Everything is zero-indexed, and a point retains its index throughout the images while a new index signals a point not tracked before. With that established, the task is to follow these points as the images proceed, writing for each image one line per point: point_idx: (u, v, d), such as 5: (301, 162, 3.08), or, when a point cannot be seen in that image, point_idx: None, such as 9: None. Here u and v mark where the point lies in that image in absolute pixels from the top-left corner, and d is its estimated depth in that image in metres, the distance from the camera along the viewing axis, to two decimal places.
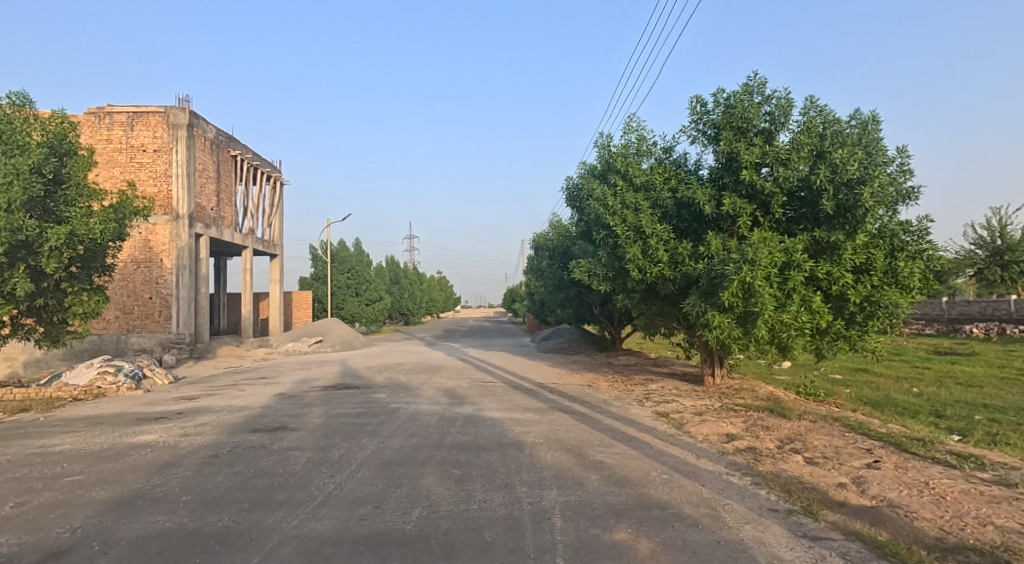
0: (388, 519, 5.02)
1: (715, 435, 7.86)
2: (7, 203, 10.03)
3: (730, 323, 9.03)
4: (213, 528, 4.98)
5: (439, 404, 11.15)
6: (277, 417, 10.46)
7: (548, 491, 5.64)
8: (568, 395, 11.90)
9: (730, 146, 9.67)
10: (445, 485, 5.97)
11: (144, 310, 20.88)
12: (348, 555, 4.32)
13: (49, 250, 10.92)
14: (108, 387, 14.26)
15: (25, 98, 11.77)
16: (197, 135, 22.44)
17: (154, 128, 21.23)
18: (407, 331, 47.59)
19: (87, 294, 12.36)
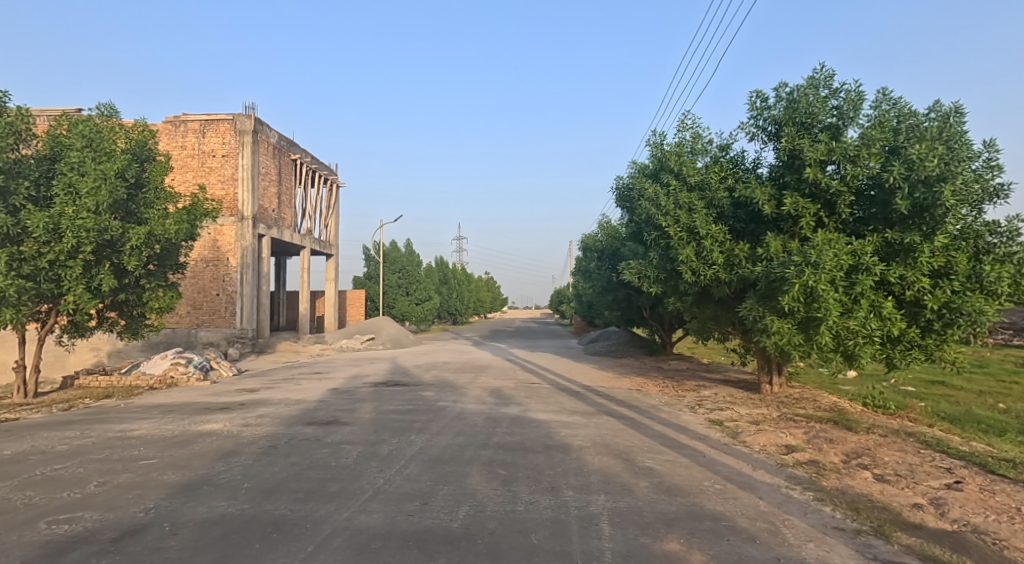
0: (435, 516, 5.25)
1: (773, 445, 7.79)
2: (95, 205, 10.92)
3: (790, 330, 8.91)
4: (271, 516, 5.34)
5: (486, 403, 11.39)
6: (331, 411, 10.94)
7: (595, 496, 5.77)
8: (616, 399, 11.94)
9: (792, 142, 9.54)
10: (491, 484, 6.18)
11: (212, 306, 22.05)
12: (397, 550, 4.57)
13: (130, 248, 11.81)
14: (180, 377, 15.16)
15: (112, 109, 12.71)
16: (261, 141, 23.51)
17: (223, 135, 22.41)
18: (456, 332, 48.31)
19: (163, 290, 13.25)
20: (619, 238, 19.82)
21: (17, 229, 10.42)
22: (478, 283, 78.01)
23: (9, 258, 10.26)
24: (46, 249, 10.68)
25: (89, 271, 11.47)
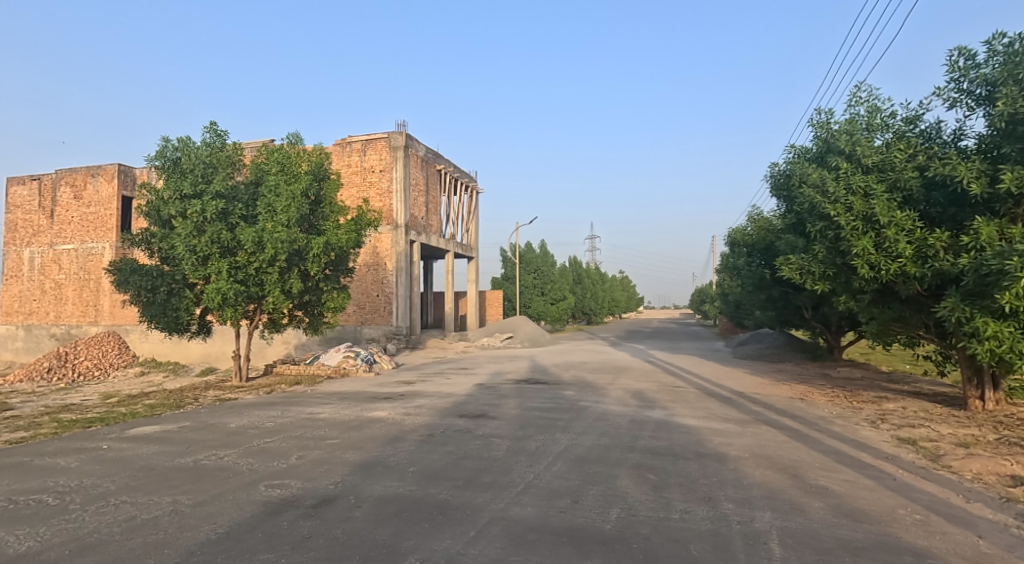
0: (587, 516, 5.80)
1: (991, 475, 7.44)
2: (287, 220, 12.96)
3: (1012, 332, 8.42)
4: (435, 499, 6.29)
5: (629, 405, 11.89)
6: (479, 404, 12.17)
7: (760, 512, 6.00)
8: (776, 408, 11.88)
9: (1015, 104, 8.67)
10: (642, 489, 6.74)
11: (373, 305, 24.64)
12: (552, 544, 5.04)
13: (313, 256, 13.81)
14: (351, 367, 17.29)
15: (297, 137, 14.93)
16: (411, 155, 25.81)
17: (380, 152, 24.97)
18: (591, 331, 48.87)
19: (337, 291, 15.20)
20: (772, 231, 19.09)
21: (232, 242, 12.66)
22: (612, 283, 77.90)
23: (228, 266, 12.58)
24: (253, 258, 12.83)
25: (283, 276, 13.63)
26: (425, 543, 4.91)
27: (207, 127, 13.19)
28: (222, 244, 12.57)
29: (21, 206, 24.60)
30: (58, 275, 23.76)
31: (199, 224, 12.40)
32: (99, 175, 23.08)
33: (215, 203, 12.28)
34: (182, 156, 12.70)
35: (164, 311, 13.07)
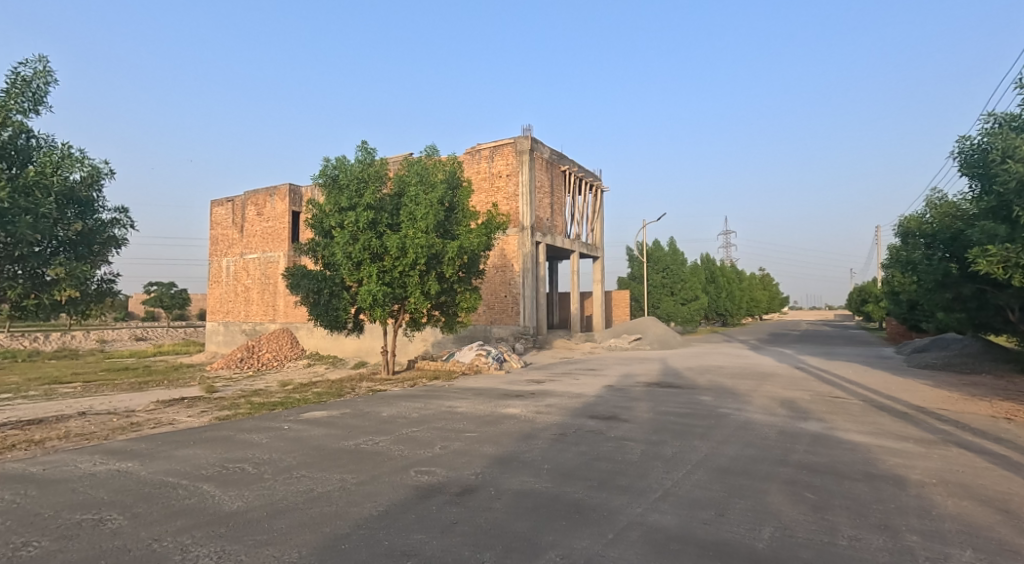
0: (735, 531, 5.26)
1: None
2: (425, 227, 13.88)
3: None
4: (571, 498, 5.97)
5: (777, 415, 11.49)
6: (609, 406, 12.35)
7: (953, 549, 5.03)
8: (968, 428, 10.76)
9: None
10: (799, 508, 5.94)
11: (502, 305, 25.60)
12: (696, 555, 4.72)
13: (449, 259, 14.56)
14: (483, 365, 18.20)
15: (433, 149, 15.95)
16: (536, 157, 26.46)
17: (506, 158, 25.88)
18: (727, 333, 46.83)
19: (469, 292, 15.94)
20: (961, 217, 15.25)
21: (380, 249, 13.96)
22: (751, 281, 73.89)
23: (377, 270, 13.87)
24: (397, 263, 13.98)
25: (422, 278, 14.53)
26: (564, 541, 4.84)
27: (359, 146, 14.69)
28: (373, 251, 13.93)
29: (221, 223, 28.90)
30: (246, 280, 27.46)
31: (354, 233, 13.80)
32: (275, 194, 26.24)
33: (367, 214, 13.65)
34: (338, 174, 14.26)
35: (326, 311, 14.75)
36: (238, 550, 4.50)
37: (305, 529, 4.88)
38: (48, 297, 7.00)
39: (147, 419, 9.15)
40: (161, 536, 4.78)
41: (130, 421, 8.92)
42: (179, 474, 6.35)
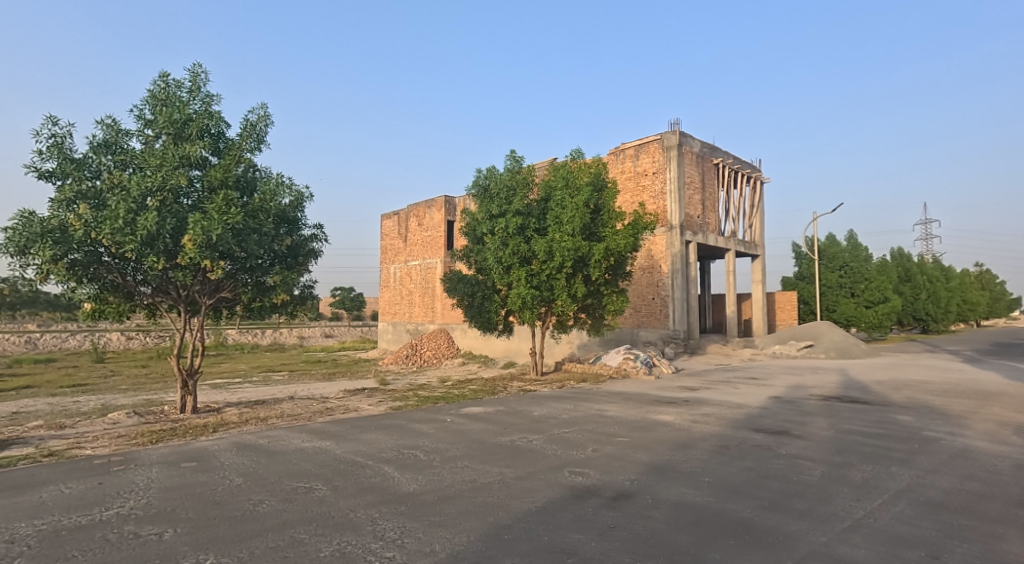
0: None
1: None
2: (571, 230, 13.99)
3: None
4: (738, 515, 5.36)
5: (1015, 439, 9.46)
6: (778, 420, 11.18)
7: None
8: None
9: None
10: None
11: (649, 308, 25.17)
12: None
13: (595, 262, 14.42)
14: (631, 369, 17.79)
15: (578, 152, 15.70)
16: (686, 152, 25.57)
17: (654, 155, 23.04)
18: (933, 341, 40.79)
19: (616, 294, 15.44)
20: None
21: (528, 252, 14.31)
22: (963, 279, 63.68)
23: (524, 274, 14.20)
24: (545, 266, 14.22)
25: (569, 281, 14.62)
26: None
27: (508, 155, 15.42)
28: (521, 255, 14.31)
29: (389, 234, 31.77)
30: (410, 285, 29.91)
31: (504, 238, 14.32)
32: (433, 205, 28.29)
33: (516, 219, 14.15)
34: (489, 182, 15.11)
35: (479, 312, 15.63)
36: (417, 528, 5.13)
37: (472, 517, 5.35)
38: (268, 296, 9.87)
39: (339, 404, 10.56)
40: (355, 507, 5.59)
41: (325, 406, 10.30)
42: (366, 454, 7.31)
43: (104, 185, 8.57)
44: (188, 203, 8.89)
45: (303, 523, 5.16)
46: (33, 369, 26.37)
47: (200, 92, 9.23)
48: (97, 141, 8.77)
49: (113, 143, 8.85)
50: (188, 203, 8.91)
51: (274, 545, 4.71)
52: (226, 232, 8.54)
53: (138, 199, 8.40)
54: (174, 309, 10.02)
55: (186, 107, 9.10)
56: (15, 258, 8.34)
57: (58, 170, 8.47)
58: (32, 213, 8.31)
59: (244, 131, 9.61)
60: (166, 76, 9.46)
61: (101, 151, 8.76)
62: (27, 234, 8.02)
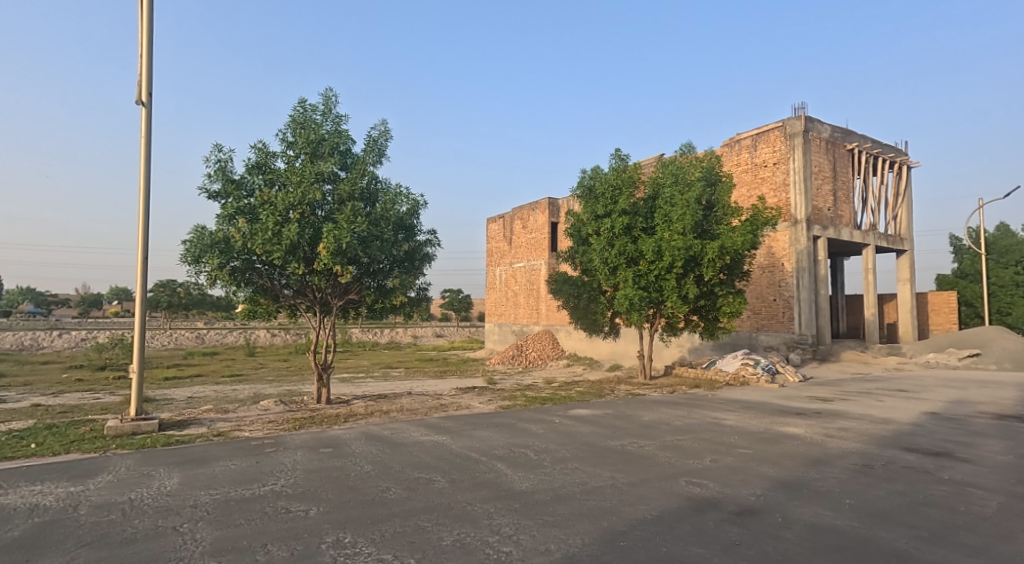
0: None
1: None
2: (683, 228, 13.24)
3: None
4: (888, 546, 4.62)
5: None
6: (933, 440, 8.03)
7: None
8: None
9: None
10: None
11: None
12: None
13: (708, 261, 13.44)
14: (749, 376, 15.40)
15: (689, 147, 15.19)
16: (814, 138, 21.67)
17: (774, 144, 18.39)
18: None
19: (733, 296, 14.09)
20: None
21: (635, 252, 13.89)
22: None
23: (632, 275, 13.79)
24: (653, 266, 13.62)
25: (679, 282, 13.74)
26: None
27: (613, 155, 15.29)
28: (628, 256, 13.96)
29: (495, 237, 32.45)
30: (515, 286, 30.38)
31: (611, 238, 14.16)
32: (537, 208, 28.57)
33: (621, 218, 13.89)
34: (594, 182, 15.02)
35: (586, 314, 15.72)
36: (532, 526, 5.23)
37: (585, 520, 5.39)
38: (389, 298, 10.53)
39: (452, 401, 10.98)
40: (472, 501, 5.80)
41: (440, 403, 10.77)
42: (480, 450, 7.57)
43: (257, 201, 9.51)
44: (322, 214, 9.68)
45: (426, 512, 5.46)
46: (194, 361, 29.98)
47: (331, 114, 10.03)
48: (251, 163, 9.74)
49: (263, 164, 9.80)
50: (322, 214, 9.69)
51: (401, 531, 5.03)
52: (353, 240, 9.29)
53: (283, 212, 9.31)
54: (311, 310, 10.92)
55: (320, 128, 9.95)
56: (190, 266, 9.55)
57: (221, 190, 9.52)
58: (203, 227, 9.50)
59: (367, 146, 10.29)
60: (303, 101, 10.36)
61: (254, 172, 9.74)
62: (201, 245, 9.20)
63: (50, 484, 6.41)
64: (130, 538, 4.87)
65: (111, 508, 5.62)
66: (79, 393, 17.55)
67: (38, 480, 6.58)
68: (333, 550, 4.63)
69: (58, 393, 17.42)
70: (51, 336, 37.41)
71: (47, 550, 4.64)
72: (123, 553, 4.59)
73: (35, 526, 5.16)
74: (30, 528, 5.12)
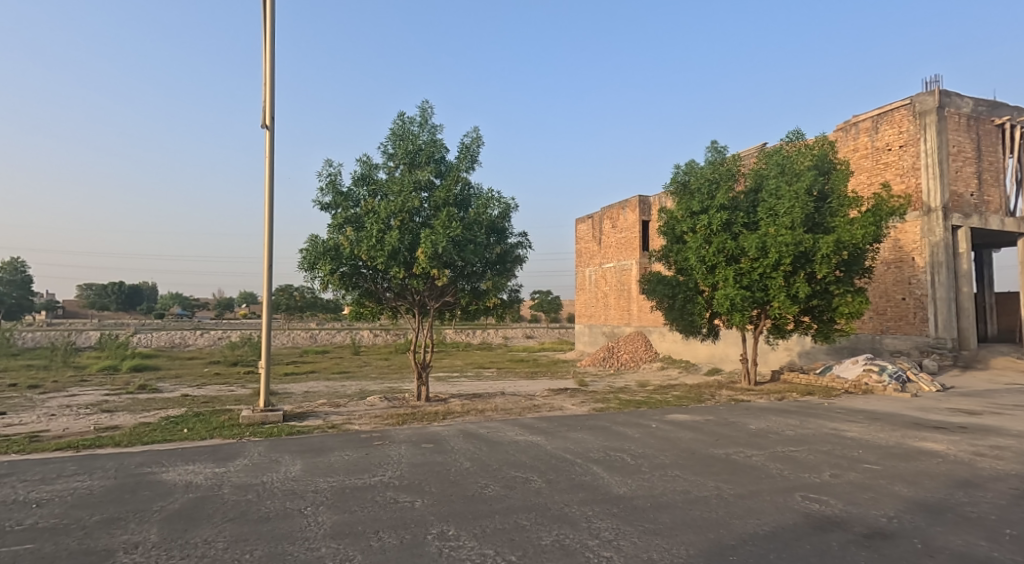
0: None
1: None
2: (791, 222, 12.37)
3: None
4: None
5: None
6: None
7: None
8: None
9: None
10: None
11: (897, 312, 16.65)
12: None
13: (821, 257, 12.41)
14: (875, 385, 13.33)
15: (798, 133, 14.15)
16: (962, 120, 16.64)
17: (899, 124, 16.84)
18: None
19: (852, 295, 12.98)
20: None
21: (737, 250, 13.09)
22: None
23: (733, 273, 13.05)
24: (757, 264, 12.79)
25: (788, 280, 12.85)
26: None
27: (709, 147, 14.57)
28: (728, 253, 13.18)
29: (583, 238, 32.11)
30: (605, 287, 29.87)
31: (709, 236, 13.46)
32: (627, 206, 27.94)
33: (720, 214, 13.13)
34: (690, 177, 14.39)
35: (682, 314, 15.01)
36: (633, 532, 4.98)
37: (691, 530, 5.08)
38: (483, 299, 10.57)
39: (545, 402, 10.85)
40: (569, 503, 5.63)
41: (534, 403, 10.67)
42: (575, 452, 7.38)
43: (363, 210, 9.83)
44: (420, 221, 9.86)
45: (525, 510, 5.34)
46: (310, 357, 32.04)
47: (427, 124, 10.22)
48: (356, 175, 10.11)
49: (368, 175, 10.14)
50: (420, 220, 9.85)
51: (501, 527, 4.95)
52: (449, 245, 9.39)
53: (385, 220, 9.58)
54: (410, 312, 11.19)
55: (417, 139, 10.17)
56: (306, 271, 10.07)
57: (331, 202, 9.96)
58: (315, 237, 9.96)
59: (461, 153, 10.39)
60: (401, 114, 10.64)
61: (359, 184, 10.10)
62: (314, 253, 9.66)
63: (200, 465, 6.94)
64: (265, 516, 5.13)
65: (248, 488, 5.97)
66: (215, 385, 19.25)
67: (189, 460, 7.15)
68: (438, 542, 4.62)
69: (198, 385, 19.20)
70: (195, 336, 41.07)
71: (200, 523, 5.00)
72: (260, 529, 4.84)
73: (190, 500, 5.59)
74: (186, 502, 5.55)
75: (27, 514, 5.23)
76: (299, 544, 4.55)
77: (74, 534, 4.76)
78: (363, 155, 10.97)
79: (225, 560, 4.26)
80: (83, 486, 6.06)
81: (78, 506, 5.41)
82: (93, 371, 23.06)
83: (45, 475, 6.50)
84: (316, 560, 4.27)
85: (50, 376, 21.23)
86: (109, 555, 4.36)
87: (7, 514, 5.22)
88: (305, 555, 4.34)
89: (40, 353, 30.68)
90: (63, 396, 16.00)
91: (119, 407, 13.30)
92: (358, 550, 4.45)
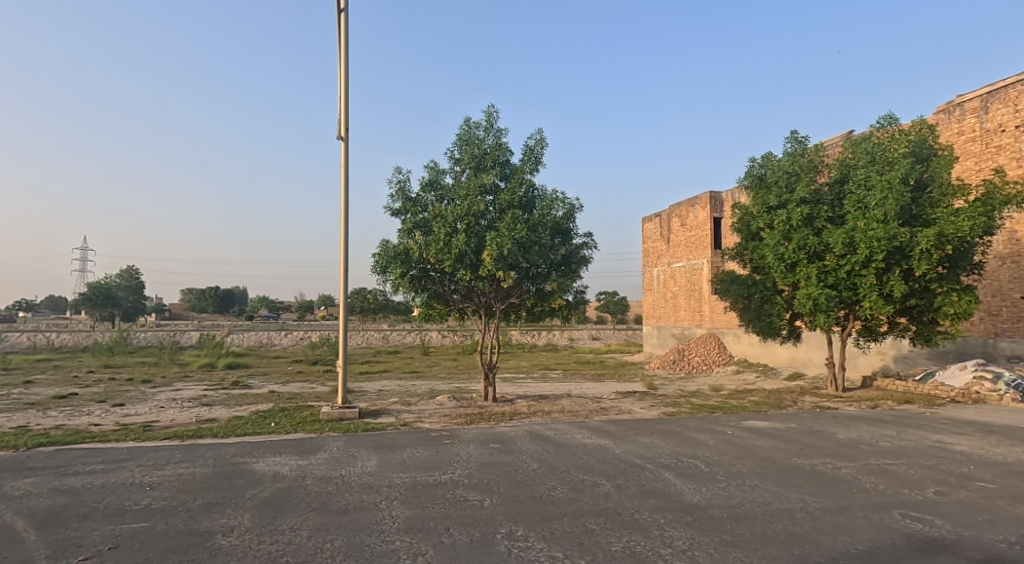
0: None
1: None
2: (884, 215, 11.46)
3: None
4: None
5: None
6: None
7: None
8: None
9: None
10: None
11: (1015, 311, 15.13)
12: None
13: (920, 253, 11.40)
14: (988, 394, 12.18)
15: (891, 118, 13.15)
16: None
17: (1015, 102, 15.26)
18: None
19: (958, 294, 11.87)
20: None
21: (820, 246, 12.27)
22: None
23: (817, 271, 12.22)
24: (844, 261, 11.94)
25: (880, 278, 11.91)
26: None
27: (789, 138, 13.77)
28: (811, 250, 12.36)
29: (651, 237, 31.32)
30: (675, 287, 28.97)
31: (789, 232, 12.70)
32: (697, 203, 26.93)
33: (800, 208, 12.36)
34: (767, 171, 13.65)
35: (759, 316, 14.20)
36: (710, 543, 4.63)
37: (773, 544, 4.67)
38: (549, 301, 10.35)
39: (614, 405, 10.51)
40: (641, 509, 5.33)
41: (603, 406, 10.35)
42: (645, 457, 7.05)
43: (431, 214, 9.82)
44: (485, 224, 9.76)
45: (593, 515, 5.09)
46: (387, 356, 32.84)
47: (492, 127, 10.11)
48: (424, 181, 10.13)
49: (435, 181, 10.14)
50: (485, 224, 9.76)
51: (570, 530, 4.71)
52: (514, 246, 9.24)
53: (452, 223, 9.57)
54: (477, 314, 11.12)
55: (482, 143, 10.08)
56: (378, 275, 10.17)
57: (401, 208, 10.04)
58: (387, 242, 10.05)
59: (525, 155, 10.23)
60: (467, 119, 10.60)
61: (427, 189, 10.11)
62: (386, 257, 9.78)
63: (286, 457, 7.09)
64: (344, 508, 5.11)
65: (329, 481, 6.01)
66: (299, 382, 20.03)
67: (277, 453, 7.31)
68: (508, 541, 4.44)
69: (283, 382, 20.00)
70: (280, 336, 43.00)
71: (287, 511, 5.03)
72: (340, 520, 4.81)
73: (278, 489, 5.67)
74: (275, 490, 5.64)
75: (142, 495, 5.45)
76: (376, 536, 4.48)
77: (181, 515, 4.89)
78: (430, 161, 11.02)
79: (309, 548, 4.24)
80: (187, 473, 6.28)
81: (185, 490, 5.60)
82: (195, 368, 24.53)
83: (155, 461, 6.81)
84: (392, 553, 4.18)
85: (158, 372, 22.79)
86: (209, 536, 4.44)
87: (125, 494, 5.47)
88: (380, 548, 4.26)
89: (148, 351, 33.02)
90: (169, 389, 17.07)
91: (216, 401, 14.00)
92: (431, 545, 4.33)
